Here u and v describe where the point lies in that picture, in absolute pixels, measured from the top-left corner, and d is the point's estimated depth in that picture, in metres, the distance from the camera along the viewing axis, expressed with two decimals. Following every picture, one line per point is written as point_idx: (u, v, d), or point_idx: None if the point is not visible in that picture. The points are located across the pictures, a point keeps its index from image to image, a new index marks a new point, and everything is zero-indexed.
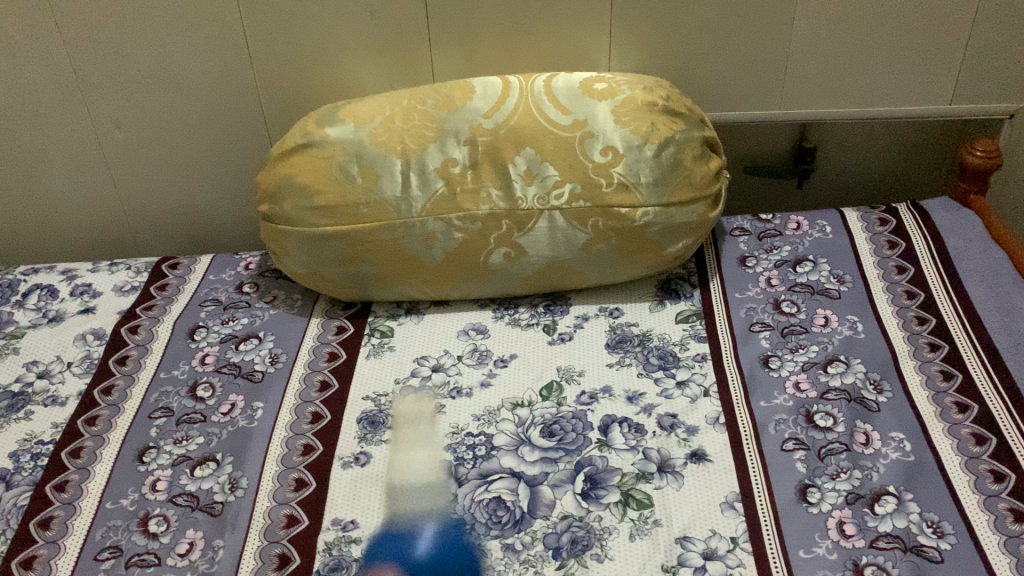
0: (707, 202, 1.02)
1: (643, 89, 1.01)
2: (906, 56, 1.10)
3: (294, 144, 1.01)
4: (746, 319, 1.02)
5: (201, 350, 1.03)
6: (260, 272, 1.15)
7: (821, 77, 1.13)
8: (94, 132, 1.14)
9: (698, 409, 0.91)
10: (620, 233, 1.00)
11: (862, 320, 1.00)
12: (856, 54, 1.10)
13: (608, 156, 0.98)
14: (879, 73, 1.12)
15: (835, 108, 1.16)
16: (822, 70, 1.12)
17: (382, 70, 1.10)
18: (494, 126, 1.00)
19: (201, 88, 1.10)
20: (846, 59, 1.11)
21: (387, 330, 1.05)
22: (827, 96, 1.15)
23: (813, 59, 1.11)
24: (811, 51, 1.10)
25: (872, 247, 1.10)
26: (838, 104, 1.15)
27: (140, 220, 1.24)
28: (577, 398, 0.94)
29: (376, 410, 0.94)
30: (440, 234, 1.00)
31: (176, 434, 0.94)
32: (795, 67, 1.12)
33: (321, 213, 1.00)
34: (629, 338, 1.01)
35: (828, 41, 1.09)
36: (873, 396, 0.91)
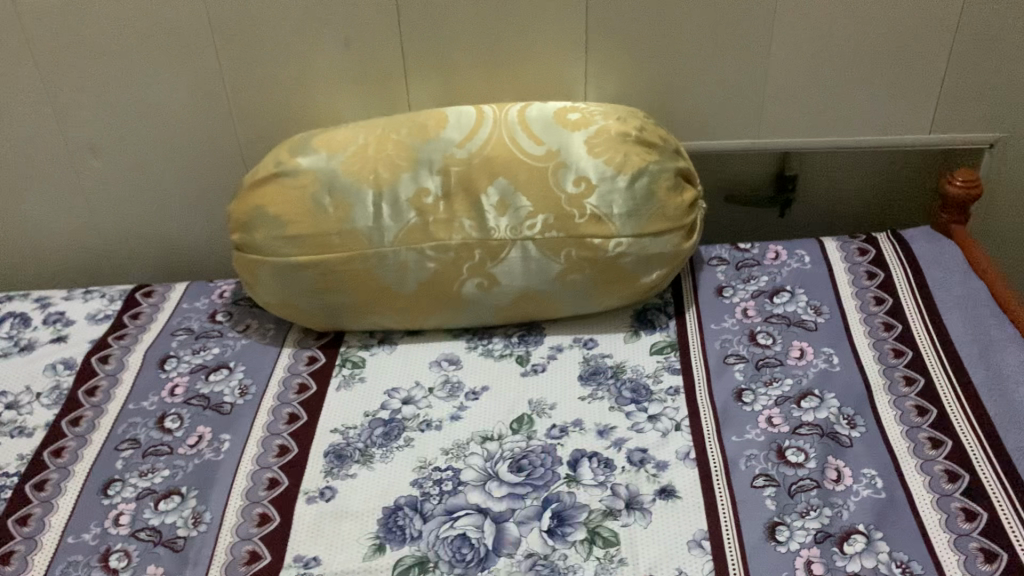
0: (681, 233, 1.01)
1: (617, 119, 1.01)
2: (882, 87, 1.10)
3: (267, 173, 1.01)
4: (721, 351, 1.01)
5: (170, 381, 1.02)
6: (235, 300, 1.14)
7: (800, 107, 1.12)
8: (70, 161, 1.14)
9: (668, 443, 0.90)
10: (593, 263, 0.99)
11: (838, 352, 0.99)
12: (833, 84, 1.10)
13: (581, 186, 0.98)
14: (856, 103, 1.12)
15: (814, 137, 1.15)
16: (799, 101, 1.12)
17: (358, 99, 1.09)
18: (467, 156, 0.99)
19: (177, 117, 1.11)
20: (823, 89, 1.11)
21: (359, 361, 1.04)
22: (805, 126, 1.14)
23: (790, 89, 1.10)
24: (790, 81, 1.10)
25: (851, 277, 1.09)
26: (817, 133, 1.15)
27: (117, 248, 1.23)
28: (547, 432, 0.93)
29: (344, 444, 0.94)
30: (412, 264, 0.99)
31: (141, 467, 0.93)
32: (772, 97, 1.11)
33: (293, 243, 0.99)
34: (602, 370, 1.00)
35: (804, 71, 1.09)
36: (846, 431, 0.90)
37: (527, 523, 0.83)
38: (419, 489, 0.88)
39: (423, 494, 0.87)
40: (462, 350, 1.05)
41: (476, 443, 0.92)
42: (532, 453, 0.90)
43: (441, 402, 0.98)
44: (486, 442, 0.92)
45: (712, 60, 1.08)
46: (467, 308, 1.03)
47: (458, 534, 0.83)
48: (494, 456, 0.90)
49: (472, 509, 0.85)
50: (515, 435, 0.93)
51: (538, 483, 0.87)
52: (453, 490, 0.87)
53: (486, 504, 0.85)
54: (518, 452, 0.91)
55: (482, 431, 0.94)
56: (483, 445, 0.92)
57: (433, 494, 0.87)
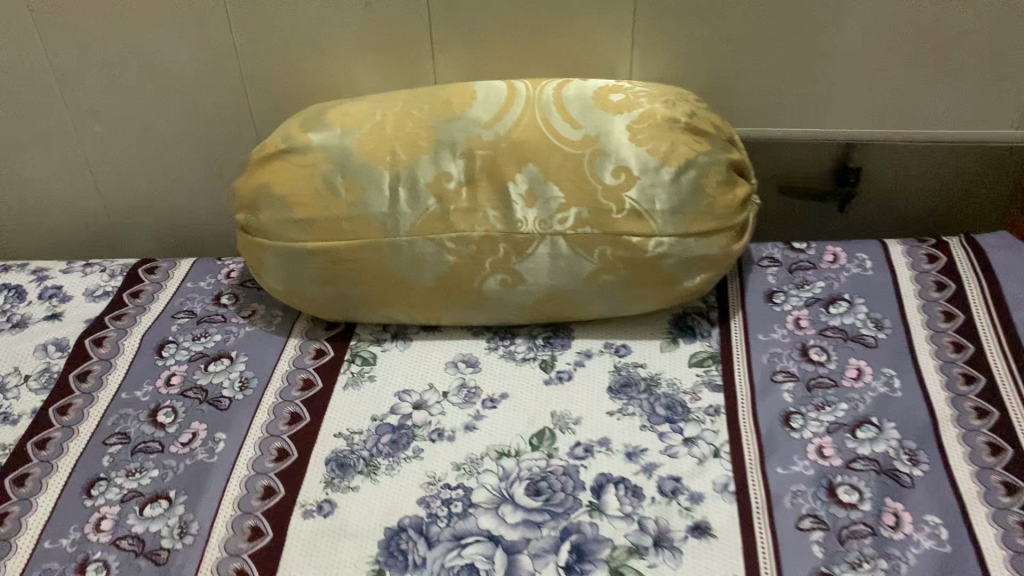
0: (730, 233, 0.90)
1: (664, 103, 0.90)
2: (965, 75, 0.98)
3: (275, 149, 0.92)
4: (768, 367, 0.91)
5: (167, 370, 0.95)
6: (242, 282, 1.06)
7: (869, 94, 1.00)
8: (72, 125, 1.06)
9: (705, 473, 0.81)
10: (630, 263, 0.89)
11: (900, 376, 0.89)
12: (908, 71, 0.98)
13: (620, 177, 0.87)
14: (934, 94, 1.00)
15: (884, 128, 1.03)
16: (869, 88, 1.00)
17: (380, 69, 1.00)
18: (495, 139, 0.89)
19: (183, 82, 1.02)
20: (897, 76, 0.99)
21: (370, 357, 0.96)
22: (874, 116, 1.02)
23: (858, 75, 0.99)
24: (859, 65, 0.98)
25: (917, 288, 0.98)
26: (887, 124, 1.03)
27: (122, 218, 1.16)
28: (571, 451, 0.84)
29: (348, 451, 0.86)
30: (430, 255, 0.90)
31: (129, 465, 0.86)
32: (838, 83, 1.00)
33: (300, 227, 0.90)
34: (634, 383, 0.90)
35: (877, 56, 0.97)
36: (907, 469, 0.80)
37: (543, 557, 0.74)
38: (426, 510, 0.79)
39: (430, 515, 0.79)
40: (481, 351, 0.96)
41: (491, 459, 0.84)
42: (552, 475, 0.81)
43: (455, 409, 0.89)
44: (502, 458, 0.84)
45: (774, 39, 0.96)
46: (489, 306, 0.94)
47: (466, 564, 0.74)
48: (510, 475, 0.82)
49: (482, 536, 0.76)
50: (534, 452, 0.84)
51: (557, 511, 0.78)
52: (462, 513, 0.79)
53: (498, 531, 0.77)
54: (536, 473, 0.82)
55: (499, 445, 0.85)
56: (498, 462, 0.83)
57: (441, 516, 0.79)
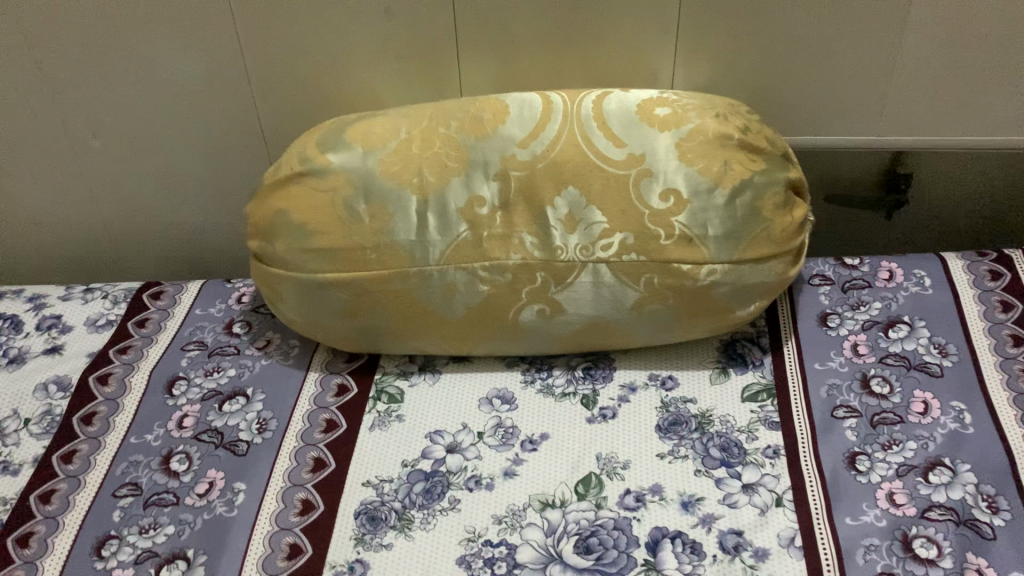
0: (787, 258, 0.83)
1: (714, 117, 0.83)
2: None
3: (290, 171, 0.85)
4: (828, 402, 0.84)
5: (179, 410, 0.88)
6: (255, 308, 1.00)
7: (924, 98, 0.94)
8: (68, 140, 0.99)
9: (768, 525, 0.75)
10: (680, 293, 0.82)
11: (971, 409, 0.82)
12: (969, 72, 0.91)
13: (669, 201, 0.80)
14: (995, 97, 0.94)
15: (936, 135, 0.98)
16: (924, 91, 0.94)
17: (401, 80, 0.93)
18: (531, 159, 0.82)
19: (187, 94, 0.95)
20: (956, 78, 0.92)
21: (396, 393, 0.89)
22: (928, 122, 0.96)
23: (914, 78, 0.92)
24: (916, 67, 0.91)
25: (981, 308, 0.91)
26: (940, 131, 0.97)
27: (124, 235, 1.09)
28: (620, 501, 0.77)
29: (379, 502, 0.79)
30: (462, 285, 0.83)
31: (142, 521, 0.79)
32: (892, 87, 0.93)
33: (320, 257, 0.83)
34: (684, 421, 0.84)
35: (936, 56, 0.90)
36: (987, 518, 0.74)
37: None
38: (466, 571, 0.73)
39: None
40: (517, 385, 0.89)
41: (535, 511, 0.77)
42: (602, 529, 0.75)
43: (492, 453, 0.82)
44: (546, 510, 0.77)
45: (826, 44, 0.89)
46: (525, 337, 0.87)
47: None
48: (557, 530, 0.75)
49: None
50: (581, 502, 0.78)
51: (610, 571, 0.72)
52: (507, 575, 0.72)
53: None
54: (584, 527, 0.76)
55: (541, 495, 0.78)
56: (542, 514, 0.77)
57: None
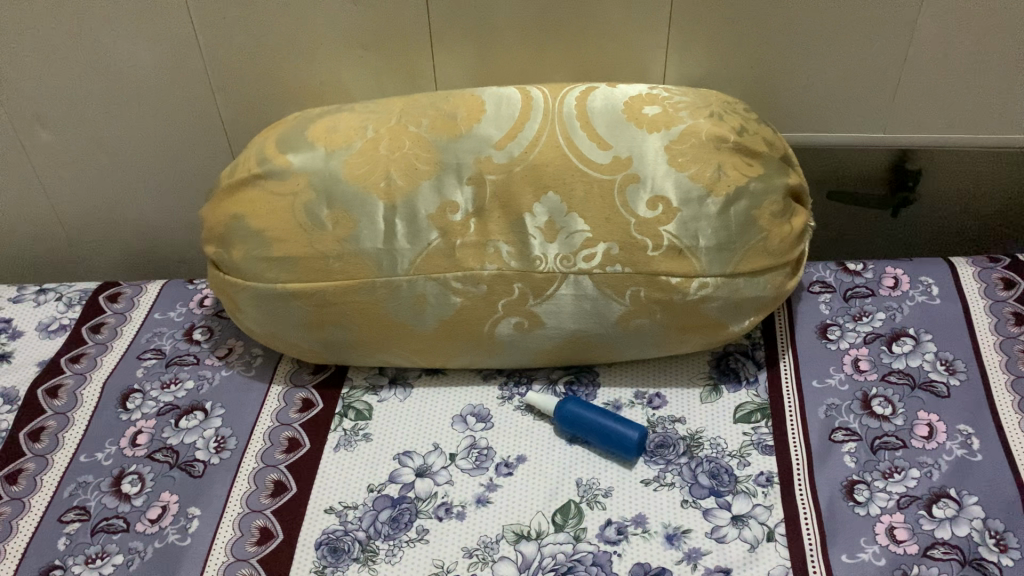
0: (785, 270, 0.78)
1: (708, 117, 0.76)
2: None
3: (248, 173, 0.79)
4: (826, 424, 0.79)
5: (132, 427, 0.83)
6: (216, 312, 0.96)
7: (923, 92, 0.89)
8: (26, 126, 0.94)
9: (760, 561, 0.69)
10: (668, 307, 0.76)
11: (979, 434, 0.76)
12: (970, 64, 0.86)
13: (657, 209, 0.73)
14: (999, 92, 0.88)
15: (938, 133, 0.92)
16: (922, 85, 0.88)
17: (372, 71, 0.89)
18: (508, 161, 0.75)
19: (140, 84, 0.91)
20: (958, 70, 0.87)
21: (365, 410, 0.84)
22: (928, 118, 0.91)
23: (913, 70, 0.87)
24: (915, 60, 0.86)
25: (992, 321, 0.85)
26: (943, 129, 0.92)
27: (91, 225, 1.05)
28: (600, 533, 0.72)
29: (341, 532, 0.73)
30: (433, 297, 0.77)
31: (89, 549, 0.73)
32: (890, 80, 0.88)
33: (279, 266, 0.77)
34: (672, 444, 0.79)
35: (939, 46, 0.85)
36: (995, 557, 0.67)
37: None
38: None
39: None
40: (493, 402, 0.84)
41: (508, 543, 0.71)
42: (579, 565, 0.69)
43: (465, 477, 0.77)
44: (520, 542, 0.71)
45: (818, 36, 0.84)
46: (502, 350, 0.81)
47: None
48: (531, 565, 0.70)
49: None
50: (558, 534, 0.72)
51: None
52: None
53: None
54: (560, 562, 0.70)
55: (515, 525, 0.73)
56: (516, 547, 0.71)
57: None
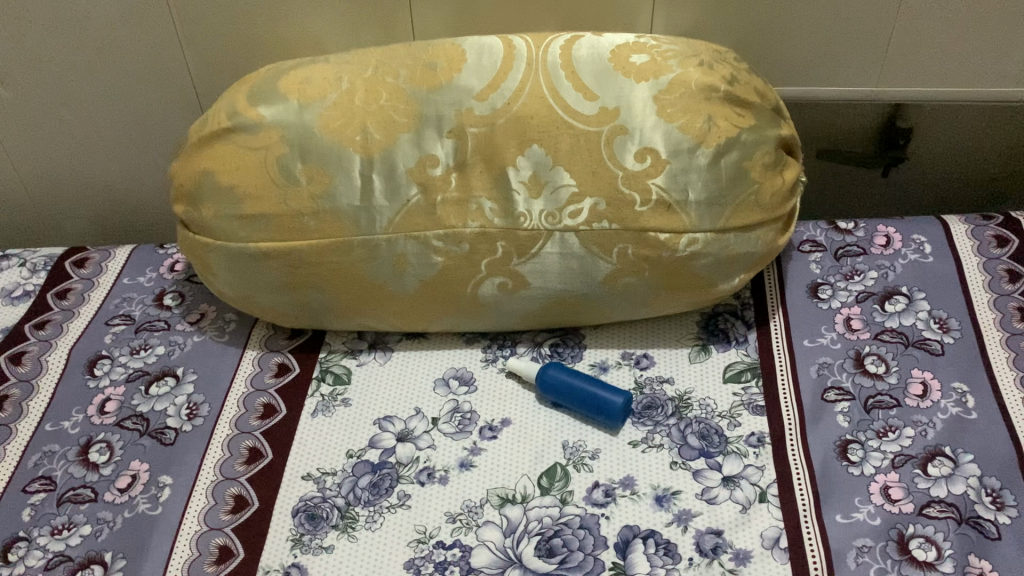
0: (776, 225, 0.75)
1: (698, 66, 0.74)
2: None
3: (218, 127, 0.75)
4: (818, 383, 0.77)
5: (100, 394, 0.80)
6: (188, 277, 0.93)
7: (913, 45, 0.87)
8: None
9: (752, 523, 0.67)
10: (657, 264, 0.74)
11: (974, 392, 0.74)
12: (961, 16, 0.84)
13: (646, 161, 0.71)
14: (991, 46, 0.86)
15: (930, 87, 0.90)
16: (912, 38, 0.86)
17: (348, 23, 0.86)
18: (491, 113, 0.72)
19: (105, 38, 0.87)
20: (948, 23, 0.84)
21: (344, 374, 0.81)
22: (919, 72, 0.89)
23: (903, 22, 0.85)
24: (904, 12, 0.84)
25: (985, 278, 0.83)
26: (934, 83, 0.90)
27: (57, 186, 1.02)
28: (588, 496, 0.69)
29: (319, 499, 0.71)
30: (413, 255, 0.74)
31: (55, 520, 0.70)
32: (880, 33, 0.86)
33: (252, 225, 0.74)
34: (660, 405, 0.77)
35: None
36: (992, 515, 0.66)
37: None
38: None
39: None
40: (476, 365, 0.82)
41: (492, 507, 0.69)
42: (566, 529, 0.67)
43: (447, 441, 0.75)
44: (505, 506, 0.69)
45: None
46: (485, 312, 0.79)
47: None
48: (516, 529, 0.67)
49: None
50: (545, 497, 0.70)
51: None
52: None
53: None
54: (546, 526, 0.67)
55: (500, 489, 0.70)
56: (501, 511, 0.69)
57: None
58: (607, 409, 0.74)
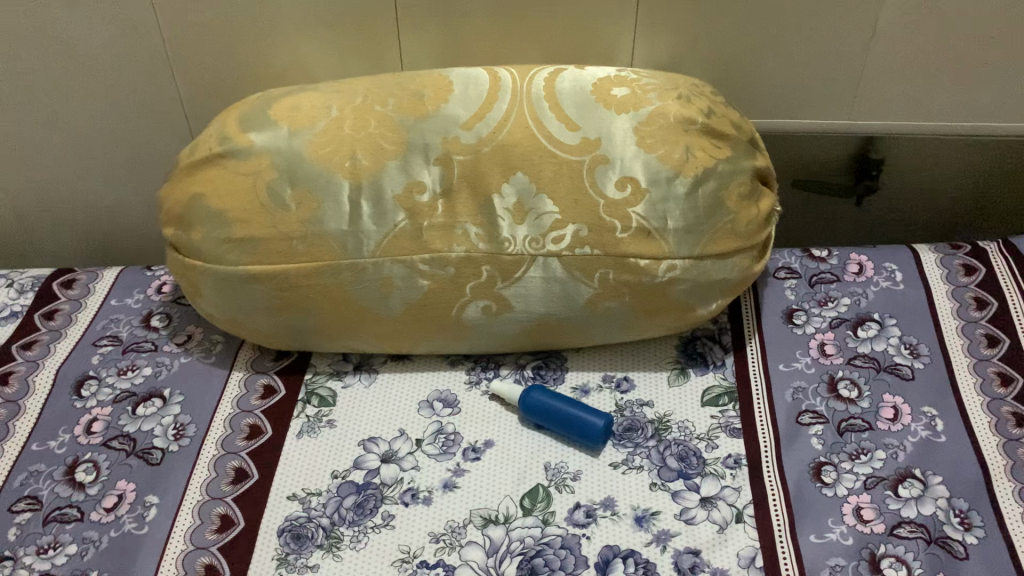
0: (752, 252, 0.78)
1: (677, 99, 0.76)
2: (990, 60, 0.87)
3: (209, 152, 0.77)
4: (793, 407, 0.79)
5: (87, 414, 0.81)
6: (175, 299, 0.94)
7: (883, 81, 0.90)
8: None
9: (728, 543, 0.69)
10: (637, 289, 0.76)
11: (943, 416, 0.77)
12: (927, 54, 0.87)
13: (626, 190, 0.73)
14: (957, 82, 0.90)
15: (900, 120, 0.94)
16: (881, 74, 0.89)
17: (337, 52, 0.88)
18: (476, 141, 0.74)
19: (97, 64, 0.89)
20: (916, 61, 0.88)
21: (329, 395, 0.83)
22: (890, 106, 0.92)
23: (872, 59, 0.88)
24: (874, 49, 0.87)
25: (953, 306, 0.86)
26: (903, 116, 0.93)
27: (46, 208, 1.03)
28: (569, 517, 0.71)
29: (305, 519, 0.72)
30: (399, 279, 0.75)
31: (41, 540, 0.70)
32: (851, 69, 0.89)
33: (241, 248, 0.75)
34: (640, 427, 0.78)
35: (899, 35, 0.86)
36: (959, 536, 0.68)
37: None
38: None
39: None
40: (460, 387, 0.83)
41: (475, 527, 0.70)
42: (548, 548, 0.68)
43: (431, 462, 0.76)
44: (488, 526, 0.70)
45: (779, 24, 0.85)
46: (469, 334, 0.80)
47: None
48: (498, 549, 0.69)
49: None
50: (527, 517, 0.71)
51: None
52: None
53: None
54: (529, 546, 0.69)
55: (483, 509, 0.72)
56: (484, 531, 0.70)
57: None
58: (589, 433, 0.76)
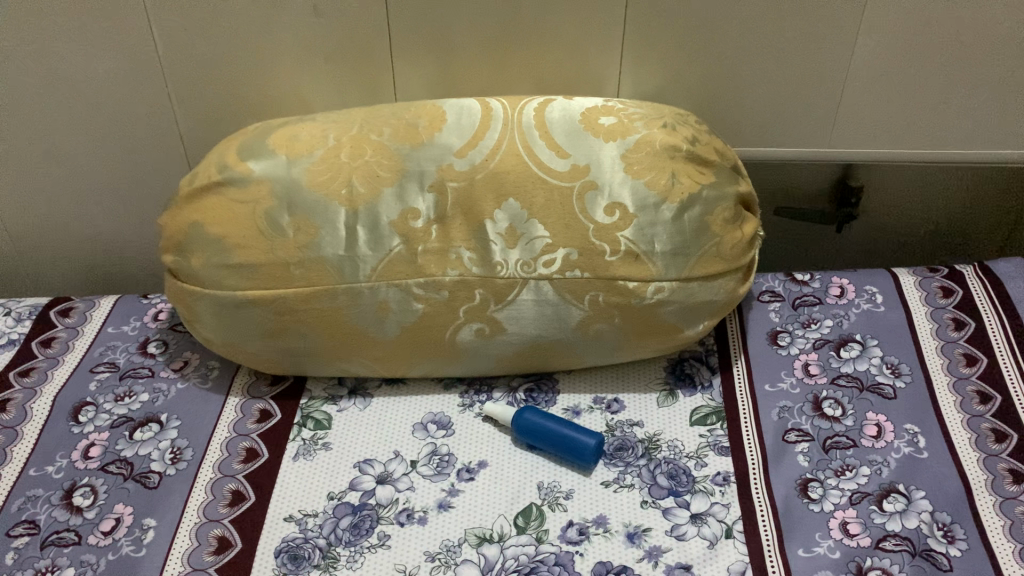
0: (736, 275, 0.80)
1: (662, 127, 0.79)
2: (962, 90, 0.91)
3: (208, 181, 0.79)
4: (779, 425, 0.81)
5: (84, 439, 0.82)
6: (172, 326, 0.95)
7: (859, 110, 0.94)
8: None
9: (718, 558, 0.70)
10: (626, 311, 0.78)
11: (925, 433, 0.79)
12: (900, 85, 0.91)
13: (615, 215, 0.75)
14: (929, 112, 0.93)
15: (876, 148, 0.97)
16: (858, 104, 0.93)
17: (332, 84, 0.91)
18: (470, 168, 0.76)
19: (97, 96, 0.91)
20: (890, 91, 0.92)
21: (324, 419, 0.84)
22: (867, 135, 0.96)
23: (849, 90, 0.92)
24: (849, 81, 0.91)
25: (933, 326, 0.88)
26: (879, 144, 0.97)
27: (43, 237, 1.04)
28: (563, 534, 0.72)
29: (301, 540, 0.72)
30: (394, 302, 0.77)
31: (39, 563, 0.71)
32: (828, 99, 0.93)
33: (239, 274, 0.77)
34: (630, 447, 0.80)
35: (873, 66, 0.89)
36: (943, 549, 0.69)
37: None
38: None
39: None
40: (454, 410, 0.85)
41: (470, 546, 0.71)
42: (543, 565, 0.70)
43: (426, 483, 0.77)
44: (483, 545, 0.71)
45: (758, 56, 0.89)
46: (463, 357, 0.82)
47: None
48: (493, 567, 0.70)
49: None
50: (521, 536, 0.72)
51: None
52: None
53: None
54: (523, 563, 0.70)
55: (477, 529, 0.73)
56: (479, 549, 0.71)
57: None
58: (581, 451, 0.77)
